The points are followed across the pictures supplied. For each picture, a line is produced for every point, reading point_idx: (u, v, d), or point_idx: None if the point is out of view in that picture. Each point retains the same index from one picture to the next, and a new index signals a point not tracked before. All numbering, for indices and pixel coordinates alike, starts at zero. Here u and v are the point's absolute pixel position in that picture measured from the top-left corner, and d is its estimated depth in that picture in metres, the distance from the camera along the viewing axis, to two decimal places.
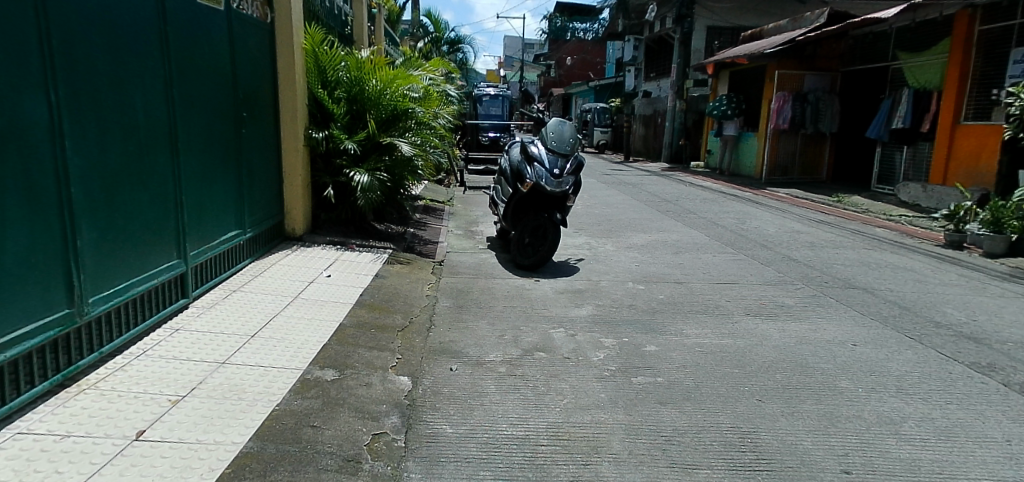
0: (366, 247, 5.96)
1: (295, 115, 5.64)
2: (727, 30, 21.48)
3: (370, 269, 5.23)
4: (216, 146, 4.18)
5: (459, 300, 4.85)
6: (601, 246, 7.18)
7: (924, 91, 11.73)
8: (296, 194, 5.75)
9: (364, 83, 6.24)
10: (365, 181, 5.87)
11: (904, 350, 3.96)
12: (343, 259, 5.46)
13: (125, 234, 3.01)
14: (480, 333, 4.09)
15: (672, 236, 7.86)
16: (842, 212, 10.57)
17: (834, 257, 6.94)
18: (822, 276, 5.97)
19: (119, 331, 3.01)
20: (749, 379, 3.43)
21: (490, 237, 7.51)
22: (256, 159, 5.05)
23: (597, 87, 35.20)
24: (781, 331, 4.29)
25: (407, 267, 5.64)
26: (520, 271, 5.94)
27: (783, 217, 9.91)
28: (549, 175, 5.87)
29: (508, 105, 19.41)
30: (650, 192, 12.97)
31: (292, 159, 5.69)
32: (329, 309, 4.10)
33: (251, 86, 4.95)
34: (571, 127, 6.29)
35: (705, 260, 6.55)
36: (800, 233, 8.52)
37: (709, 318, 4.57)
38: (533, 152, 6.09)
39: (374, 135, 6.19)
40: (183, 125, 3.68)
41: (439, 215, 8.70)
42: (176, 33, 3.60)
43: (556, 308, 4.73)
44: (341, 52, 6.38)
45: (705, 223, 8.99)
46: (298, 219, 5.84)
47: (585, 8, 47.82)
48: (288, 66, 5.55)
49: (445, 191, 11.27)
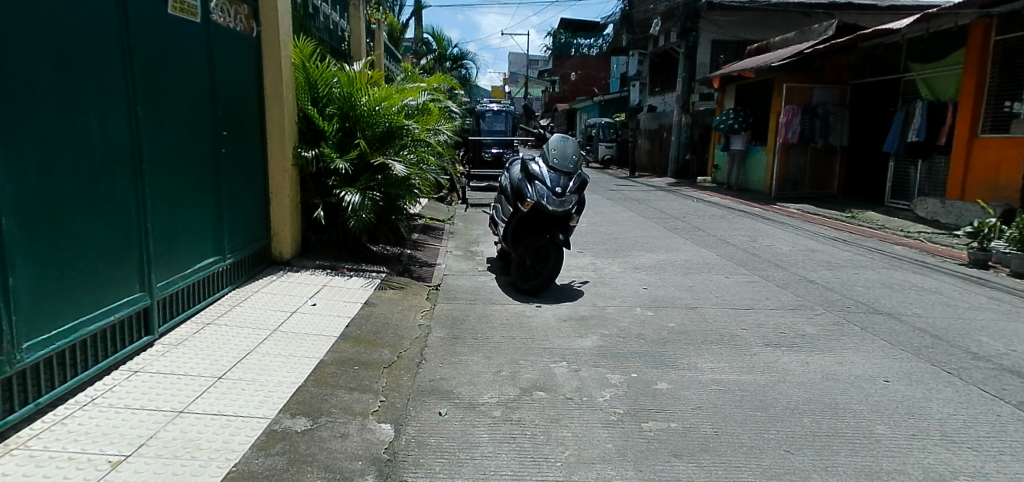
0: (357, 271, 5.66)
1: (283, 133, 5.37)
2: (733, 44, 21.24)
3: (360, 297, 4.91)
4: (191, 168, 3.91)
5: (453, 331, 4.50)
6: (607, 268, 6.82)
7: (939, 103, 11.44)
8: (284, 216, 5.46)
9: (357, 99, 5.98)
10: (357, 202, 5.62)
11: (943, 387, 3.58)
12: (331, 285, 5.14)
13: (72, 268, 2.71)
14: (474, 369, 3.74)
15: (681, 255, 7.50)
16: (857, 228, 10.18)
17: (853, 278, 6.56)
18: (844, 300, 5.58)
19: (62, 377, 2.68)
20: (774, 424, 3.05)
21: (490, 258, 7.17)
22: (239, 181, 4.76)
23: (602, 102, 35.26)
24: (805, 365, 3.92)
25: (400, 292, 5.31)
26: (520, 296, 5.61)
27: (796, 234, 9.55)
28: (551, 194, 5.52)
29: (511, 120, 19.17)
30: (657, 208, 12.61)
31: (280, 179, 5.41)
32: (311, 344, 3.77)
33: (234, 104, 4.68)
34: (574, 143, 5.97)
35: (719, 283, 6.18)
36: (815, 251, 8.16)
37: (726, 349, 4.20)
38: (533, 170, 5.75)
39: (366, 154, 5.92)
40: (150, 146, 3.39)
41: (438, 235, 8.39)
42: (143, 48, 3.33)
43: (559, 339, 4.37)
44: (333, 66, 6.10)
45: (715, 242, 8.65)
46: (285, 242, 5.53)
47: (590, 24, 47.76)
48: (275, 83, 5.30)
49: (446, 209, 11.01)
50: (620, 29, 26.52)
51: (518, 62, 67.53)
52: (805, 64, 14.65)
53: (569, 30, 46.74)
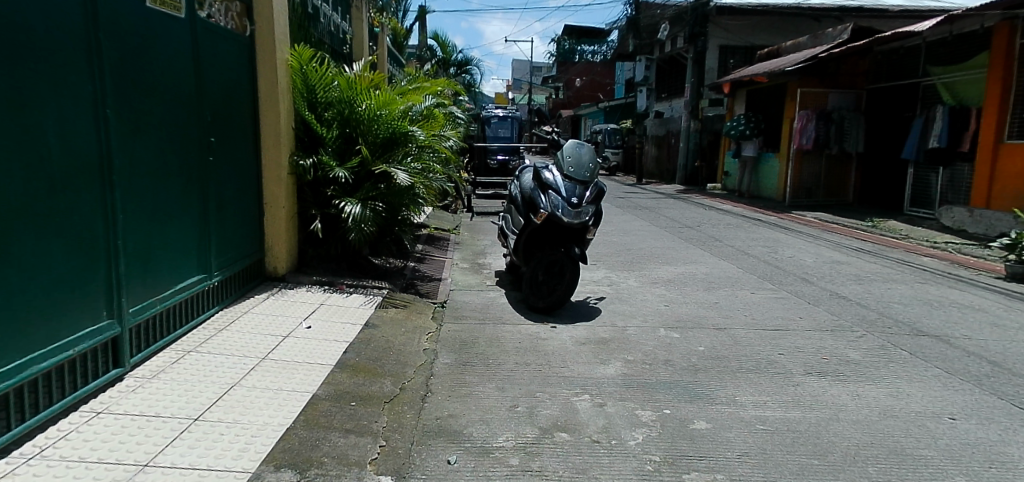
0: (358, 287, 5.27)
1: (279, 139, 4.99)
2: (742, 49, 20.93)
3: (359, 317, 4.51)
4: (173, 178, 3.52)
5: (462, 356, 4.09)
6: (624, 282, 6.40)
7: (962, 108, 11.06)
8: (279, 228, 5.08)
9: (357, 103, 5.60)
10: (357, 213, 5.24)
11: (1021, 427, 3.14)
12: (329, 305, 4.73)
13: (18, 297, 2.33)
14: (487, 403, 3.33)
15: (701, 268, 7.09)
16: (881, 238, 9.74)
17: (887, 293, 6.14)
18: (882, 319, 5.16)
19: (5, 426, 2.29)
20: (837, 476, 2.63)
21: (498, 271, 6.76)
22: (229, 192, 4.38)
23: (608, 108, 34.96)
24: (856, 398, 3.50)
25: (403, 311, 4.90)
26: (533, 315, 5.19)
27: (818, 245, 9.12)
28: (566, 204, 5.12)
29: (517, 126, 18.82)
30: (669, 217, 12.21)
31: (275, 189, 5.04)
32: (305, 374, 3.37)
33: (224, 107, 4.30)
34: (589, 149, 5.54)
35: (747, 300, 5.75)
36: (841, 263, 7.74)
37: (765, 379, 3.78)
38: (546, 178, 5.35)
39: (367, 162, 5.55)
40: (123, 153, 3.00)
41: (443, 245, 8.00)
42: (115, 43, 2.95)
43: (578, 366, 3.94)
44: (332, 69, 5.71)
45: (734, 253, 8.24)
46: (280, 257, 5.14)
47: (592, 30, 47.48)
48: (270, 86, 4.93)
49: (452, 218, 10.64)
50: (626, 34, 26.23)
51: (521, 68, 67.47)
52: (820, 69, 14.25)
53: (572, 37, 47.25)
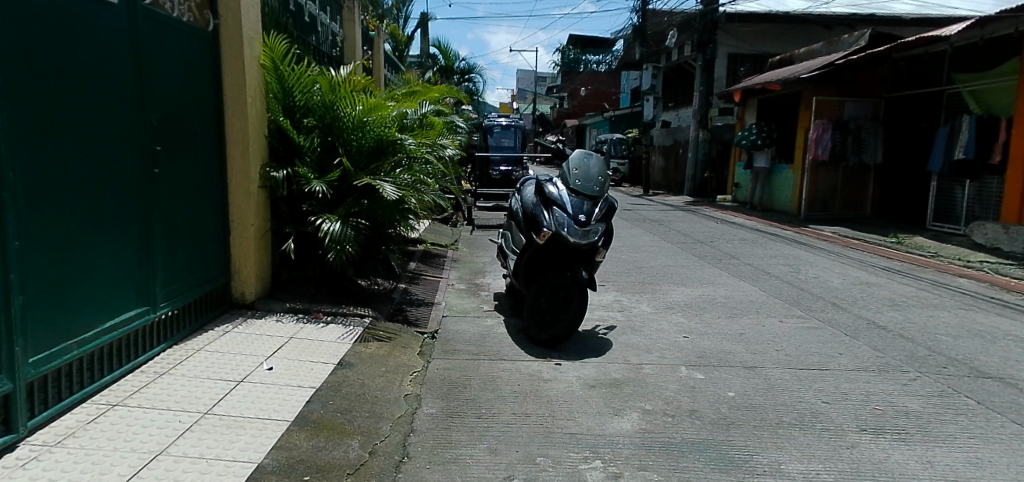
0: (336, 315, 4.66)
1: (247, 149, 4.44)
2: (752, 57, 20.38)
3: (332, 355, 3.90)
4: (101, 195, 2.96)
5: (449, 404, 3.47)
6: (635, 308, 5.77)
7: (990, 117, 10.46)
8: (248, 249, 4.50)
9: (341, 109, 5.08)
10: (336, 231, 4.67)
11: None
12: (300, 340, 4.12)
13: None
14: (474, 474, 2.68)
15: (719, 290, 6.45)
16: (909, 256, 9.09)
17: (931, 322, 5.50)
18: (933, 356, 4.50)
19: None
20: None
21: (497, 294, 6.14)
22: (184, 210, 3.82)
23: (613, 118, 34.56)
24: (929, 468, 2.84)
25: (386, 344, 4.28)
26: (535, 349, 4.56)
27: (842, 264, 8.49)
28: (573, 223, 4.50)
29: (521, 136, 18.34)
30: (680, 231, 11.61)
31: (242, 204, 4.48)
32: (252, 435, 2.78)
33: (177, 112, 3.75)
34: (598, 160, 4.93)
35: (777, 331, 5.10)
36: (871, 286, 7.11)
37: (813, 438, 3.13)
38: (550, 193, 4.74)
39: (350, 174, 5.00)
40: (21, 165, 2.42)
41: (439, 263, 7.41)
42: (15, 28, 2.39)
43: (586, 419, 3.31)
44: (313, 71, 5.20)
45: (753, 273, 7.62)
46: (248, 281, 4.55)
47: (597, 40, 47.37)
48: (237, 88, 4.39)
49: (451, 232, 10.08)
50: (632, 42, 25.72)
51: (525, 78, 67.42)
52: (836, 77, 13.69)
53: (576, 47, 47.41)
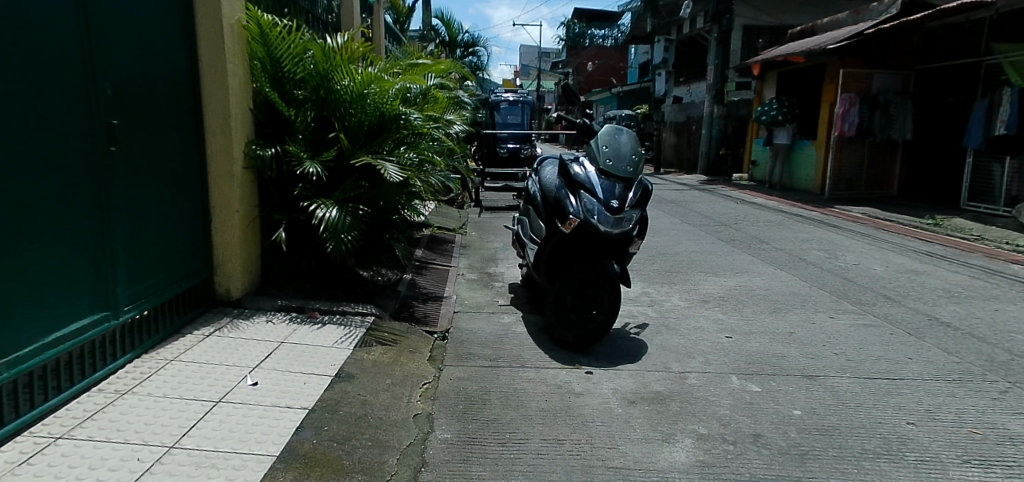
0: (335, 314, 4.10)
1: (229, 124, 3.86)
2: (770, 28, 19.48)
3: (329, 364, 3.34)
4: (34, 179, 2.38)
5: (467, 427, 2.92)
6: (667, 302, 5.20)
7: None
8: (233, 239, 3.94)
9: (336, 80, 4.46)
10: (333, 218, 4.10)
11: None
12: (293, 345, 3.54)
13: None
14: None
15: (756, 281, 5.88)
16: (950, 240, 8.47)
17: (999, 318, 4.92)
18: (1017, 360, 3.93)
19: None
20: None
21: (513, 286, 5.57)
22: (151, 195, 3.24)
23: (621, 94, 33.65)
24: None
25: (393, 350, 3.73)
26: (562, 353, 3.99)
27: (880, 248, 7.88)
28: (605, 209, 3.90)
29: (528, 112, 17.62)
30: (700, 212, 11.01)
31: (224, 187, 3.90)
32: (226, 478, 2.21)
33: (139, 80, 3.14)
34: (629, 137, 4.32)
35: (831, 330, 4.53)
36: (918, 273, 6.52)
37: (910, 474, 2.56)
38: (576, 174, 4.14)
39: (348, 152, 4.41)
40: None
41: (446, 250, 6.85)
42: None
43: (632, 448, 2.75)
44: (305, 37, 4.58)
45: (787, 259, 7.05)
46: (234, 275, 3.99)
47: (604, 13, 46.18)
48: (215, 54, 3.78)
49: (458, 214, 9.51)
50: (643, 15, 24.76)
51: (528, 54, 66.06)
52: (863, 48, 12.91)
53: (582, 21, 46.30)
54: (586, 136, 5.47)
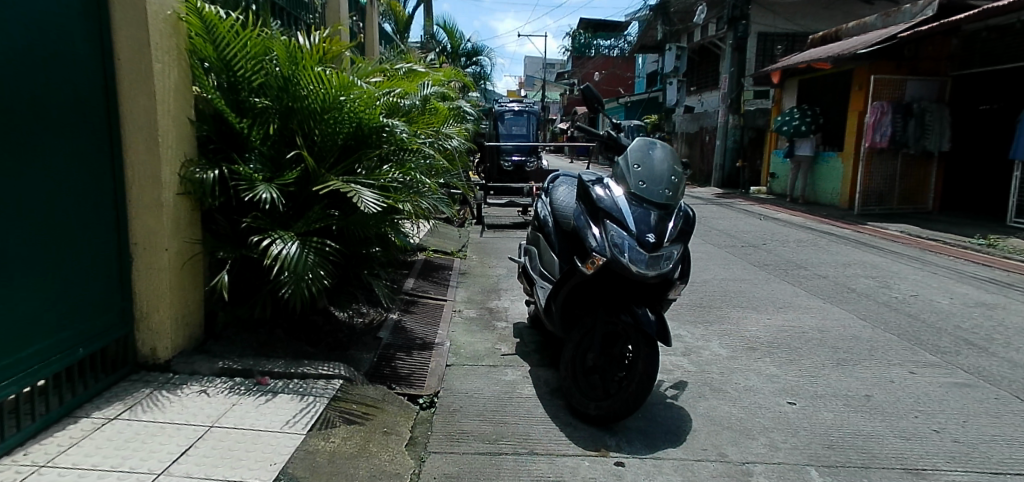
0: (291, 378, 3.23)
1: (155, 137, 3.01)
2: (789, 35, 18.64)
3: (269, 461, 2.46)
4: None
5: None
6: (705, 350, 4.29)
7: None
8: (161, 286, 3.08)
9: (302, 85, 3.60)
10: (291, 256, 3.23)
11: None
12: (227, 432, 2.66)
13: None
14: None
15: (806, 320, 4.97)
16: (1012, 264, 7.51)
17: None
18: None
19: None
20: None
21: (519, 328, 4.68)
22: (27, 238, 2.39)
23: (630, 103, 32.83)
24: None
25: (363, 431, 2.86)
26: (582, 430, 3.11)
27: (936, 275, 6.94)
28: (637, 244, 3.02)
29: (534, 123, 16.78)
30: (722, 231, 10.11)
31: (150, 220, 3.04)
32: None
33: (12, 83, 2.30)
34: (665, 152, 3.45)
35: (917, 391, 3.61)
36: (992, 308, 5.58)
37: None
38: (598, 199, 3.27)
39: (316, 172, 3.56)
40: None
41: (442, 279, 5.98)
42: None
43: None
44: (267, 32, 3.74)
45: (833, 289, 6.14)
46: (162, 330, 3.13)
47: (611, 23, 45.57)
48: (138, 48, 2.94)
49: (457, 235, 8.65)
50: (653, 22, 24.02)
51: (534, 65, 65.58)
52: (896, 53, 12.02)
53: (588, 31, 45.76)
54: (612, 150, 4.13)
